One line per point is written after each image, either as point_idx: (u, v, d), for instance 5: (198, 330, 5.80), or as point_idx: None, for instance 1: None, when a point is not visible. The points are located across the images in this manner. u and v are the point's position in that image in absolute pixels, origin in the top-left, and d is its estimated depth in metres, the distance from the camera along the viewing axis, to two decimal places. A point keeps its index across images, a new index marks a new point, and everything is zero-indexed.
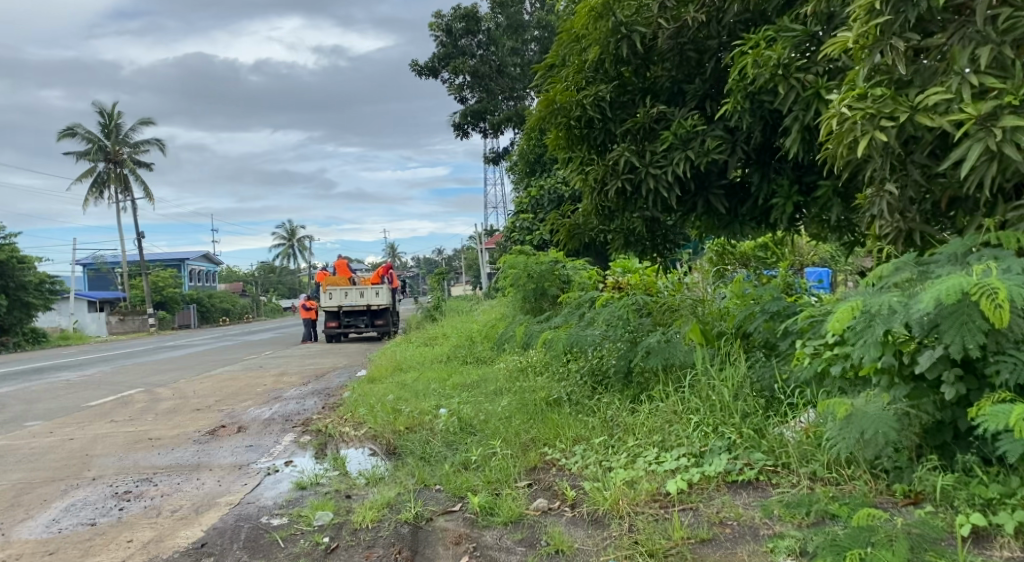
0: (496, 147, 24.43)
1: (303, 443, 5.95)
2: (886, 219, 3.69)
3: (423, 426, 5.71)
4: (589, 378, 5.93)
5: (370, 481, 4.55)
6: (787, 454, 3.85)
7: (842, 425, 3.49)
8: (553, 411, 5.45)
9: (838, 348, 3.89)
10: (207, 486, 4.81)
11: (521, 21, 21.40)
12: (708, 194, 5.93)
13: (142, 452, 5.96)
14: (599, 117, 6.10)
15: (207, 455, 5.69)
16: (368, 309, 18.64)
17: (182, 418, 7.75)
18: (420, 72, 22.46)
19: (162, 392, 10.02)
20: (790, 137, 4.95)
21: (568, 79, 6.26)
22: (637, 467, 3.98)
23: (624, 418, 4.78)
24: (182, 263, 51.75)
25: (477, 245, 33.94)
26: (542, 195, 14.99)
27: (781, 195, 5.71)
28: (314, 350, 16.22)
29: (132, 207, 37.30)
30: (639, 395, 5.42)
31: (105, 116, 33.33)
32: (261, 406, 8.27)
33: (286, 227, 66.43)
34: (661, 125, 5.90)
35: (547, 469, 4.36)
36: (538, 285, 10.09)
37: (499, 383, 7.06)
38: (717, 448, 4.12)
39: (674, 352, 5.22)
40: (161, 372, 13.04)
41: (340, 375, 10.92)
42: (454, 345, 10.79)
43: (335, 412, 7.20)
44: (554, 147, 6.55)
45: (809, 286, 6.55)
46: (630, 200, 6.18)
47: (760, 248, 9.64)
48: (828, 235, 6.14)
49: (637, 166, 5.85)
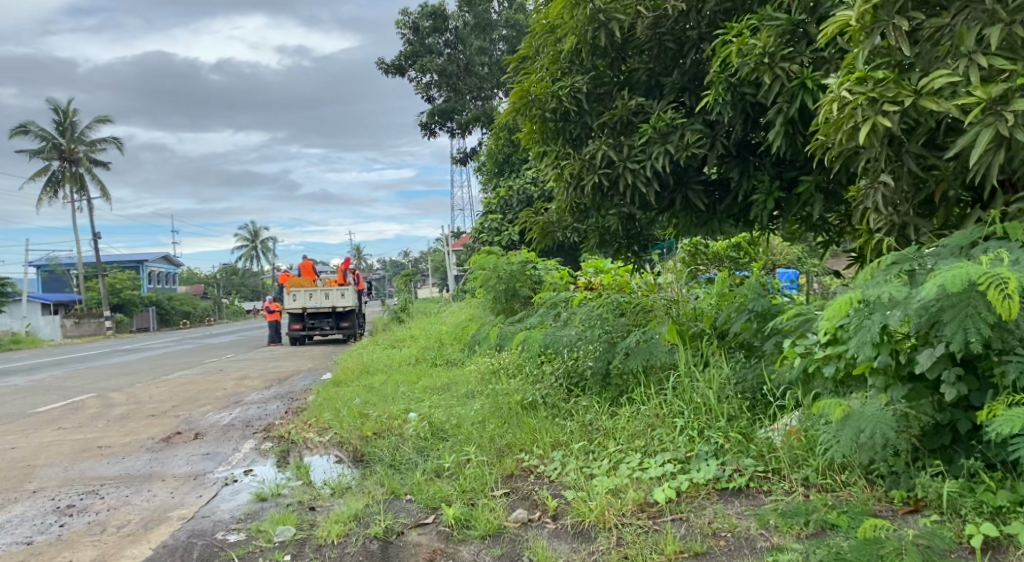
0: (463, 147, 24.14)
1: (265, 450, 5.64)
2: (881, 212, 3.53)
3: (392, 431, 5.44)
4: (564, 380, 5.71)
5: (336, 491, 4.27)
6: (778, 460, 3.65)
7: (838, 427, 3.29)
8: (529, 414, 5.23)
9: (830, 348, 3.70)
10: (158, 498, 4.48)
11: (489, 20, 21.11)
12: (686, 190, 5.75)
13: (89, 461, 5.59)
14: (575, 109, 5.87)
15: (161, 465, 5.35)
16: (333, 310, 18.24)
17: (135, 425, 7.37)
18: (387, 71, 22.14)
19: (116, 397, 9.58)
20: (773, 130, 4.77)
21: (544, 70, 6.11)
22: (620, 474, 3.76)
23: (603, 422, 4.57)
24: (141, 264, 50.56)
25: (444, 247, 33.63)
26: (510, 195, 14.78)
27: (761, 190, 5.52)
28: (277, 353, 15.80)
29: (89, 207, 36.30)
30: (617, 398, 5.21)
31: (60, 114, 32.37)
32: (221, 411, 7.91)
33: (249, 228, 65.32)
34: (639, 118, 5.72)
35: (524, 477, 4.11)
36: (508, 286, 9.85)
37: (469, 387, 6.80)
38: (704, 454, 3.92)
39: (654, 352, 5.03)
40: (116, 376, 12.55)
41: (304, 379, 10.56)
42: (422, 347, 10.50)
43: (299, 417, 6.88)
44: (528, 141, 6.32)
45: (784, 287, 6.42)
46: (606, 196, 5.97)
47: (733, 248, 9.54)
48: (804, 234, 6.02)
49: (614, 160, 5.63)
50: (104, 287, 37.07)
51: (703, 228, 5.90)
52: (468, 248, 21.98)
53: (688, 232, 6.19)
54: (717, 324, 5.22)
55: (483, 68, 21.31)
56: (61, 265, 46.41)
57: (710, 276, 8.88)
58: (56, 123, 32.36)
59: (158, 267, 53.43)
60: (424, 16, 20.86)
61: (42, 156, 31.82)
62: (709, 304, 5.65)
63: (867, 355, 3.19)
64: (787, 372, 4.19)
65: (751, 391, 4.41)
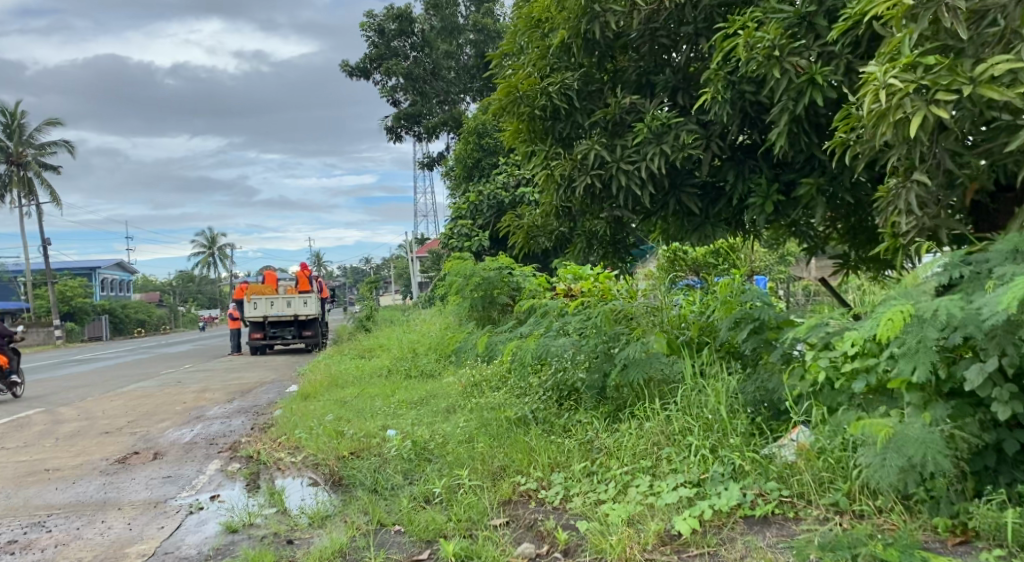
0: (429, 152, 23.73)
1: (232, 472, 5.21)
2: (912, 215, 3.24)
3: (371, 451, 5.07)
4: (552, 393, 5.49)
5: (314, 520, 3.90)
6: (802, 483, 3.34)
7: (880, 452, 2.99)
8: (522, 430, 4.95)
9: (858, 360, 3.40)
10: (113, 531, 4.03)
11: (456, 23, 20.61)
12: (679, 193, 5.43)
13: (35, 487, 5.10)
14: (565, 107, 5.58)
15: (116, 491, 4.87)
16: (295, 319, 17.68)
17: (85, 443, 6.83)
18: (352, 73, 21.70)
19: (66, 413, 8.96)
20: (776, 130, 4.49)
21: (532, 66, 5.79)
22: (632, 501, 3.45)
23: (605, 440, 4.29)
24: (93, 271, 49.02)
25: (407, 254, 33.16)
26: (480, 201, 14.40)
27: (757, 193, 5.20)
28: (239, 364, 15.18)
29: (37, 212, 35.00)
30: (613, 412, 4.91)
31: (6, 116, 31.08)
32: (181, 428, 7.41)
33: (206, 235, 63.85)
34: (632, 117, 5.44)
35: (524, 503, 3.77)
36: (486, 293, 9.51)
37: (450, 401, 6.43)
38: (718, 477, 3.58)
39: (654, 364, 4.68)
40: (65, 389, 11.85)
41: (269, 392, 10.05)
42: (394, 358, 10.07)
43: (267, 434, 6.45)
44: (514, 140, 6.02)
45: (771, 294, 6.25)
46: (598, 200, 5.65)
47: (712, 254, 9.36)
48: (788, 238, 5.86)
49: (606, 160, 5.33)
50: (53, 296, 35.71)
51: (694, 233, 5.53)
52: (436, 254, 21.61)
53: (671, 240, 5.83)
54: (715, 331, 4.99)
55: (450, 72, 21.09)
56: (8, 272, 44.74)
57: (692, 283, 8.64)
58: (3, 125, 31.12)
59: (111, 274, 51.85)
60: (389, 18, 20.41)
61: None
62: (694, 312, 5.49)
63: (920, 374, 2.90)
64: (801, 383, 3.92)
65: (758, 404, 4.13)
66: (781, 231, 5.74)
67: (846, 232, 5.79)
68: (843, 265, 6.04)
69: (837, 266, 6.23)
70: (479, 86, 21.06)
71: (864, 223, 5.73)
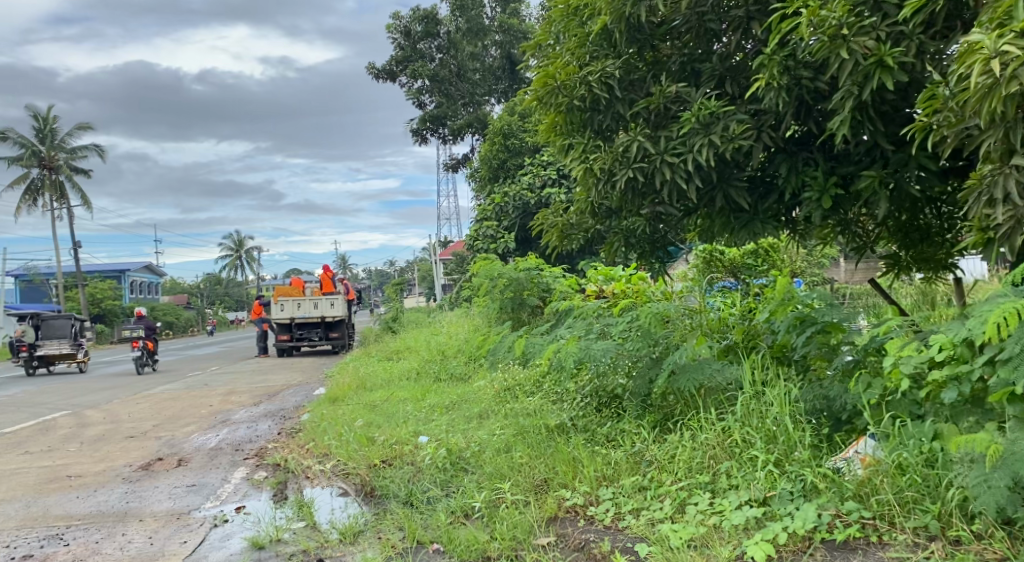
0: (454, 154, 23.52)
1: (258, 481, 4.98)
2: (1008, 205, 2.93)
3: (404, 459, 4.81)
4: (592, 400, 5.24)
5: (346, 535, 3.66)
6: (883, 503, 3.03)
7: (985, 471, 2.70)
8: (562, 438, 4.67)
9: (951, 368, 3.11)
10: (134, 545, 3.80)
11: (482, 24, 20.23)
12: (727, 187, 5.07)
13: (56, 495, 4.92)
14: (606, 96, 5.27)
15: (139, 500, 4.66)
16: (322, 321, 17.53)
17: (110, 448, 6.66)
18: (378, 75, 21.57)
19: (91, 416, 8.82)
20: (838, 116, 4.14)
21: (570, 54, 5.51)
22: (693, 523, 3.17)
23: (655, 452, 3.98)
24: (123, 273, 49.54)
25: (431, 256, 32.96)
26: (506, 202, 14.10)
27: (813, 187, 4.83)
28: (266, 366, 15.04)
29: (68, 216, 35.37)
30: (660, 422, 4.59)
31: (38, 120, 31.41)
32: (207, 432, 7.22)
33: (233, 238, 64.31)
34: (679, 107, 5.12)
35: (572, 521, 3.50)
36: (515, 294, 9.26)
37: (482, 406, 6.15)
38: (786, 495, 3.26)
39: (706, 370, 4.36)
40: (91, 391, 11.76)
41: (295, 395, 9.84)
42: (422, 361, 9.80)
43: (295, 439, 6.22)
44: (550, 133, 5.71)
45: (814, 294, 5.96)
46: (639, 196, 5.34)
47: (750, 254, 8.96)
48: (836, 237, 5.55)
49: (650, 152, 5.02)
50: (83, 297, 36.10)
51: (744, 231, 5.16)
52: (460, 256, 21.33)
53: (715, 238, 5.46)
54: (776, 338, 4.70)
55: (475, 74, 20.79)
56: (40, 274, 45.36)
57: (729, 285, 8.28)
58: (36, 130, 31.48)
59: (140, 276, 52.39)
60: (416, 20, 20.23)
61: (21, 162, 30.90)
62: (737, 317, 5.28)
63: None
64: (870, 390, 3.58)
65: (817, 414, 3.81)
66: (829, 230, 5.41)
67: (895, 232, 5.53)
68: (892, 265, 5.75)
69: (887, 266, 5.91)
70: (505, 88, 20.81)
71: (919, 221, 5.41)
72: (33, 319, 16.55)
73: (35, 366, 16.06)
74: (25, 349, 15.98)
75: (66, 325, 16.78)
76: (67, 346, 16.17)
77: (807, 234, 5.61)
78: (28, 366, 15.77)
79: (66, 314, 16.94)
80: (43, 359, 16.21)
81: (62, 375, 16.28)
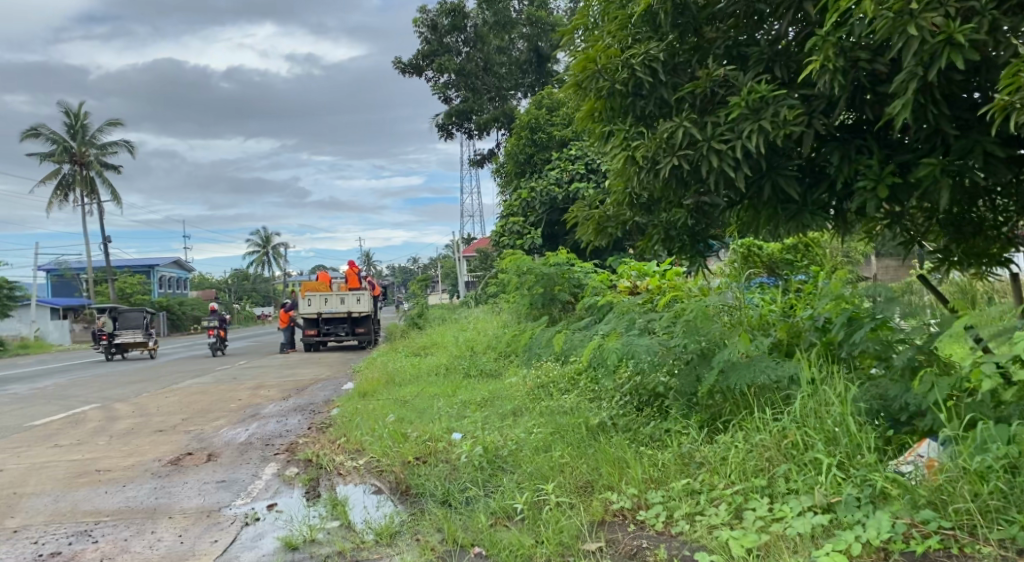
0: (480, 150, 23.37)
1: (289, 478, 4.84)
2: None
3: (439, 455, 4.66)
4: (632, 399, 5.07)
5: (382, 536, 3.53)
6: (962, 512, 2.82)
7: None
8: (603, 438, 4.47)
9: None
10: (164, 544, 3.67)
11: (509, 18, 20.11)
12: (776, 176, 4.80)
13: (85, 489, 4.83)
14: (650, 80, 5.06)
15: (168, 496, 4.54)
16: (348, 316, 17.48)
17: (139, 442, 6.58)
18: (404, 70, 21.51)
19: (121, 409, 8.78)
20: (900, 99, 3.90)
21: (610, 37, 5.27)
22: (758, 533, 2.99)
23: (706, 454, 3.78)
24: (152, 268, 50.09)
25: (456, 252, 32.86)
26: (533, 197, 13.88)
27: (868, 176, 4.56)
28: (293, 360, 14.99)
29: (98, 212, 35.77)
30: (707, 422, 4.39)
31: (70, 117, 31.79)
32: (236, 427, 7.10)
33: (259, 234, 64.78)
34: (726, 91, 4.89)
35: (621, 526, 3.32)
36: (545, 289, 9.05)
37: (515, 403, 5.97)
38: (853, 501, 3.04)
39: (757, 368, 4.14)
40: (120, 384, 11.77)
41: (323, 389, 9.73)
42: (451, 356, 9.63)
43: (325, 435, 6.09)
44: (588, 120, 5.49)
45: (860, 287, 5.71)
46: (682, 185, 5.12)
47: (789, 249, 8.60)
48: (881, 229, 5.30)
49: (696, 139, 4.79)
50: (113, 291, 36.55)
51: (791, 222, 4.89)
52: (486, 251, 21.15)
53: (756, 231, 5.20)
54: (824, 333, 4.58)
55: (502, 68, 20.65)
56: (72, 269, 45.98)
57: (766, 280, 8.01)
58: (67, 126, 31.86)
59: (168, 271, 52.91)
60: (443, 13, 19.96)
61: (52, 158, 31.30)
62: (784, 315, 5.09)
63: None
64: (938, 388, 3.55)
65: (877, 413, 3.77)
66: (877, 223, 5.14)
67: (947, 224, 5.18)
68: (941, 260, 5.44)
69: (934, 262, 5.62)
70: (532, 82, 20.65)
71: (971, 213, 5.11)
72: (111, 311, 18.66)
73: (115, 352, 18.31)
74: (105, 338, 18.07)
75: (139, 316, 18.80)
76: (141, 335, 18.33)
77: (854, 226, 5.33)
78: (106, 352, 17.94)
79: (139, 307, 19.00)
80: (121, 346, 18.41)
81: (136, 361, 18.42)
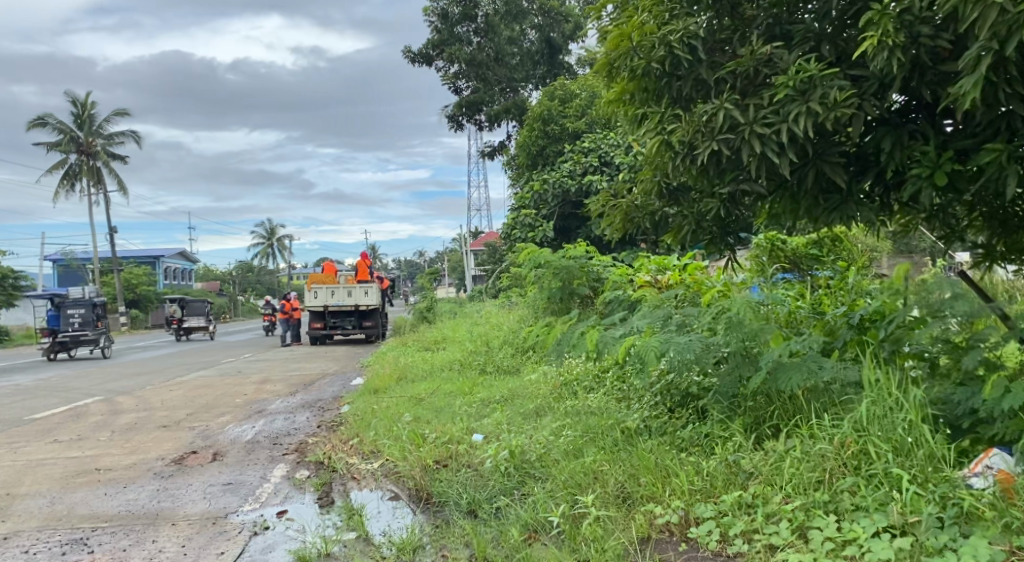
0: (491, 142, 23.00)
1: (300, 481, 4.54)
2: None
3: (464, 459, 4.33)
4: (663, 398, 4.74)
5: (403, 551, 3.26)
6: None
7: None
8: (636, 441, 4.14)
9: None
10: (164, 556, 3.37)
11: (522, 7, 19.53)
12: (822, 163, 4.12)
13: (84, 490, 4.55)
14: (688, 59, 4.37)
15: (171, 500, 4.24)
16: (356, 309, 17.18)
17: (142, 438, 6.30)
18: (414, 59, 21.18)
19: (125, 402, 8.52)
20: (971, 76, 3.45)
21: (646, 12, 4.54)
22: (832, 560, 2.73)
23: (756, 461, 3.46)
24: (158, 259, 49.96)
25: (462, 246, 32.53)
26: (546, 190, 13.49)
27: (923, 164, 3.94)
28: (299, 354, 14.71)
29: (104, 202, 35.63)
30: (751, 426, 4.05)
31: (79, 106, 31.59)
32: (243, 423, 6.81)
33: (265, 226, 64.57)
34: (772, 71, 4.22)
35: (671, 544, 3.06)
36: (564, 283, 8.64)
37: (537, 402, 5.64)
38: (934, 522, 2.78)
39: (816, 370, 3.76)
40: (124, 376, 11.53)
41: (332, 385, 9.42)
42: (466, 352, 9.31)
43: (336, 434, 5.78)
44: (618, 103, 4.85)
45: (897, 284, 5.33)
46: (719, 172, 4.43)
47: (815, 243, 7.65)
48: (917, 224, 4.81)
49: (738, 122, 4.12)
50: (121, 282, 36.38)
51: (833, 214, 4.25)
52: (494, 247, 21.13)
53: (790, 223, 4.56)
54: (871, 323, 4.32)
55: (514, 59, 20.14)
56: (78, 259, 46.02)
57: (788, 273, 7.66)
58: (75, 116, 31.62)
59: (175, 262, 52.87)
60: (454, 2, 19.63)
61: (59, 147, 31.03)
62: (828, 319, 4.75)
63: None
64: (1013, 397, 3.21)
65: (934, 420, 3.48)
66: (912, 217, 4.58)
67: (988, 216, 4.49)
68: (983, 256, 4.90)
69: (976, 259, 5.05)
70: (543, 74, 20.43)
71: (1019, 207, 4.46)
72: (181, 302, 22.54)
73: (183, 333, 22.06)
74: (176, 322, 21.76)
75: (201, 306, 22.66)
76: (205, 321, 22.02)
77: (890, 220, 4.84)
78: (178, 334, 21.36)
79: (201, 299, 22.78)
80: (188, 330, 22.03)
81: (199, 341, 21.84)
